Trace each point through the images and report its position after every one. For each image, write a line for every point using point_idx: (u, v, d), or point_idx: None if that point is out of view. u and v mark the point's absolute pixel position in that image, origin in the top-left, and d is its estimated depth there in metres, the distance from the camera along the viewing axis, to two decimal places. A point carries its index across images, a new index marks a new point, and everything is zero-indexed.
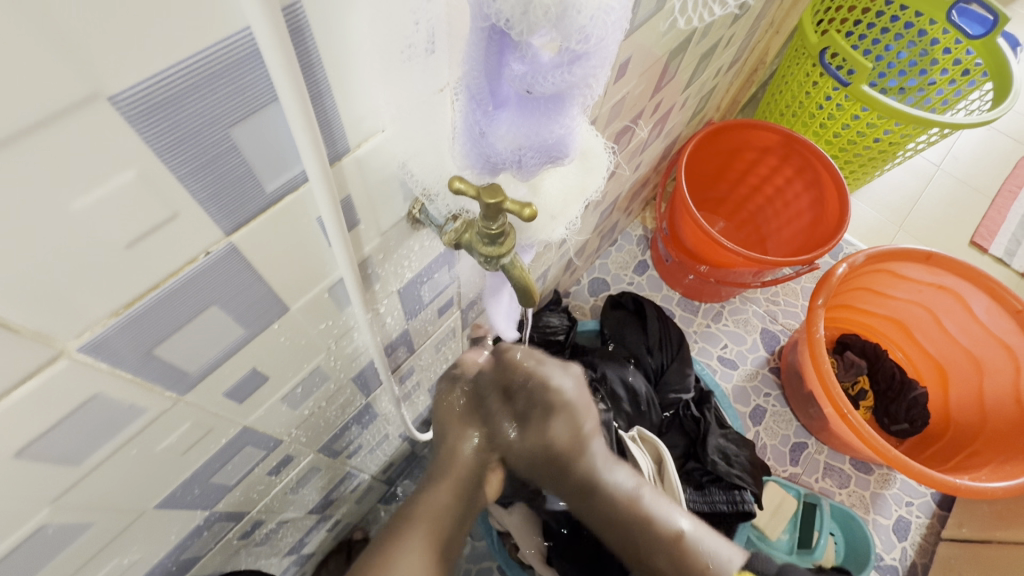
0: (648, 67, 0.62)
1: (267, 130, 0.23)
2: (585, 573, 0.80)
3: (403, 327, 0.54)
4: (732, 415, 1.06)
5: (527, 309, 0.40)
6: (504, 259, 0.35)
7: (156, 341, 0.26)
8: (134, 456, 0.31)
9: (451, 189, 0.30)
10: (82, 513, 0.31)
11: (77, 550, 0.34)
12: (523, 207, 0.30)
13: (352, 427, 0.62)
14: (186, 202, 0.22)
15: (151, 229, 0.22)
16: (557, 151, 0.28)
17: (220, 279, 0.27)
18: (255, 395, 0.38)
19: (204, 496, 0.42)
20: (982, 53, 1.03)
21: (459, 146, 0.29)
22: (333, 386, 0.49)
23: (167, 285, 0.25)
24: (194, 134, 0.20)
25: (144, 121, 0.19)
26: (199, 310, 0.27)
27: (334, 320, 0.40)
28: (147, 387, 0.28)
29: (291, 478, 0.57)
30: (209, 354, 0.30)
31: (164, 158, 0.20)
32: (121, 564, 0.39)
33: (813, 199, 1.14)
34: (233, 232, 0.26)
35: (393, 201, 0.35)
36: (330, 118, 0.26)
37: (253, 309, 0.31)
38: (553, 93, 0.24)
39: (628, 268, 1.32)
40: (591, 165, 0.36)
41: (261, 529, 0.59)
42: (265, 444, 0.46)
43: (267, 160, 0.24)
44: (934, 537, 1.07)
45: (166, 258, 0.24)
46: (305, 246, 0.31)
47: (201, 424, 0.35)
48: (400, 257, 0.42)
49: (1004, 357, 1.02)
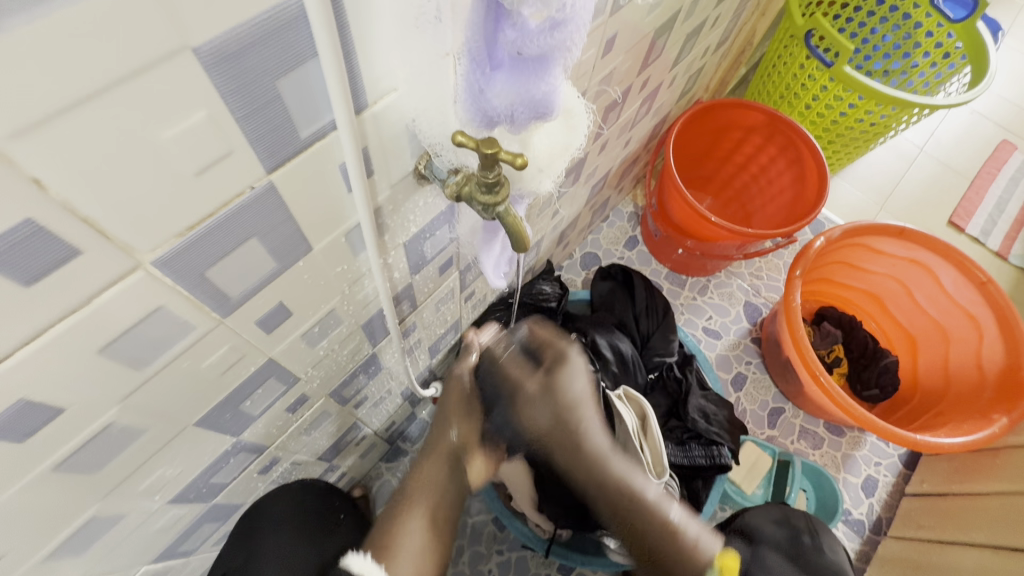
0: (635, 43, 0.67)
1: (304, 83, 0.28)
2: (573, 519, 0.88)
3: (407, 281, 0.59)
4: (714, 379, 1.12)
5: (519, 256, 0.45)
6: (499, 208, 0.40)
7: (208, 264, 0.31)
8: (182, 371, 0.37)
9: (453, 141, 0.35)
10: (139, 419, 0.37)
11: (132, 457, 0.39)
12: (515, 157, 0.35)
13: (359, 376, 0.67)
14: (239, 142, 0.27)
15: (211, 163, 0.27)
16: (543, 108, 0.33)
17: (261, 213, 0.32)
18: (280, 328, 0.43)
19: (233, 422, 0.48)
20: (961, 36, 1.08)
21: (460, 102, 0.34)
22: (345, 331, 0.54)
23: (220, 214, 0.30)
24: (248, 82, 0.25)
25: (215, 70, 0.24)
26: (242, 240, 0.32)
27: (348, 265, 0.45)
28: (199, 306, 0.33)
29: (305, 419, 0.62)
30: (247, 282, 0.36)
31: (225, 100, 0.25)
32: (164, 477, 0.45)
33: (795, 175, 1.19)
34: (273, 171, 0.31)
35: (402, 155, 0.40)
36: (354, 75, 0.31)
37: (284, 245, 0.36)
38: (539, 54, 0.29)
39: (619, 243, 1.37)
40: (574, 123, 0.41)
41: (277, 467, 0.66)
42: (285, 380, 0.51)
43: (303, 109, 0.29)
44: (899, 493, 1.15)
45: (221, 190, 0.29)
46: (330, 190, 0.36)
47: (236, 348, 0.40)
48: (407, 211, 0.48)
49: (969, 325, 1.09)
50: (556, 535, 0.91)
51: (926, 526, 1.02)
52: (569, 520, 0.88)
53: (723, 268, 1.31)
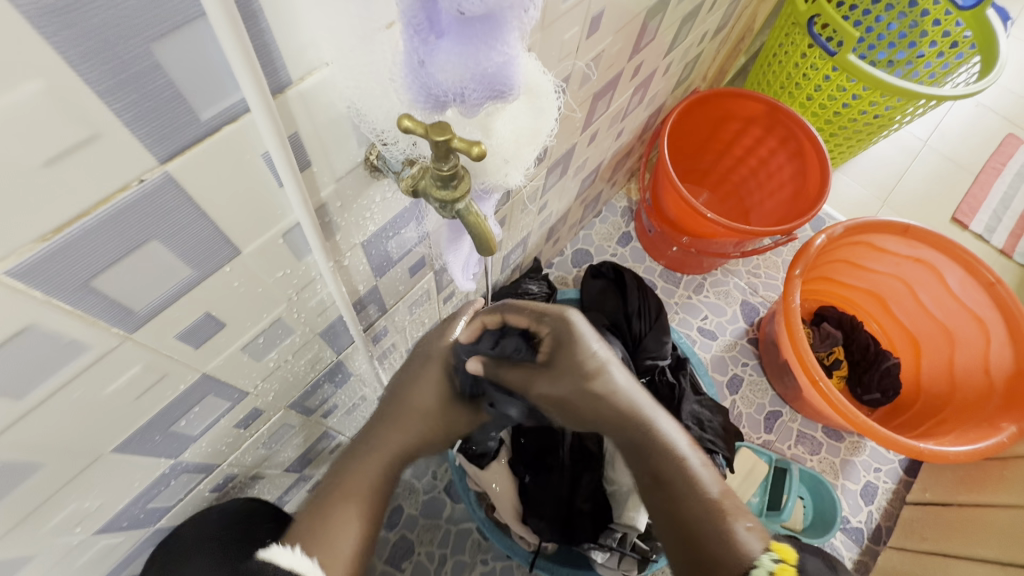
0: (624, 24, 0.61)
1: (192, 50, 0.22)
2: (558, 531, 0.83)
3: (371, 284, 0.54)
4: (708, 383, 1.07)
5: (486, 259, 0.39)
6: (459, 204, 0.35)
7: (93, 273, 0.26)
8: (85, 394, 0.32)
9: (400, 127, 0.30)
10: (30, 449, 0.31)
11: (32, 489, 0.34)
12: (471, 145, 0.30)
13: (324, 385, 0.62)
14: (109, 123, 0.22)
15: (72, 148, 0.21)
16: (501, 85, 0.27)
17: (159, 212, 0.27)
18: (212, 342, 0.38)
19: (166, 444, 0.42)
20: (970, 25, 1.02)
21: (402, 79, 0.28)
22: (298, 340, 0.49)
23: (98, 213, 0.24)
24: (111, 46, 0.20)
25: (52, 28, 0.18)
26: (138, 243, 0.27)
27: (293, 269, 0.40)
28: (90, 322, 0.28)
29: (261, 433, 0.57)
30: (155, 293, 0.30)
31: (78, 70, 0.20)
32: (83, 507, 0.40)
33: (796, 169, 1.14)
34: (168, 160, 0.25)
35: (347, 144, 0.35)
36: (267, 44, 0.25)
37: (200, 248, 0.31)
38: (484, 15, 0.23)
39: (611, 240, 1.32)
40: (541, 104, 0.34)
41: (234, 484, 0.61)
42: (229, 396, 0.46)
43: (198, 83, 0.23)
44: (899, 501, 1.11)
45: (93, 183, 0.23)
46: (254, 185, 0.31)
47: (154, 367, 0.35)
48: (362, 208, 0.42)
49: (975, 328, 1.05)
50: (541, 550, 0.85)
51: (929, 537, 0.98)
52: (555, 536, 0.83)
53: (719, 265, 1.26)
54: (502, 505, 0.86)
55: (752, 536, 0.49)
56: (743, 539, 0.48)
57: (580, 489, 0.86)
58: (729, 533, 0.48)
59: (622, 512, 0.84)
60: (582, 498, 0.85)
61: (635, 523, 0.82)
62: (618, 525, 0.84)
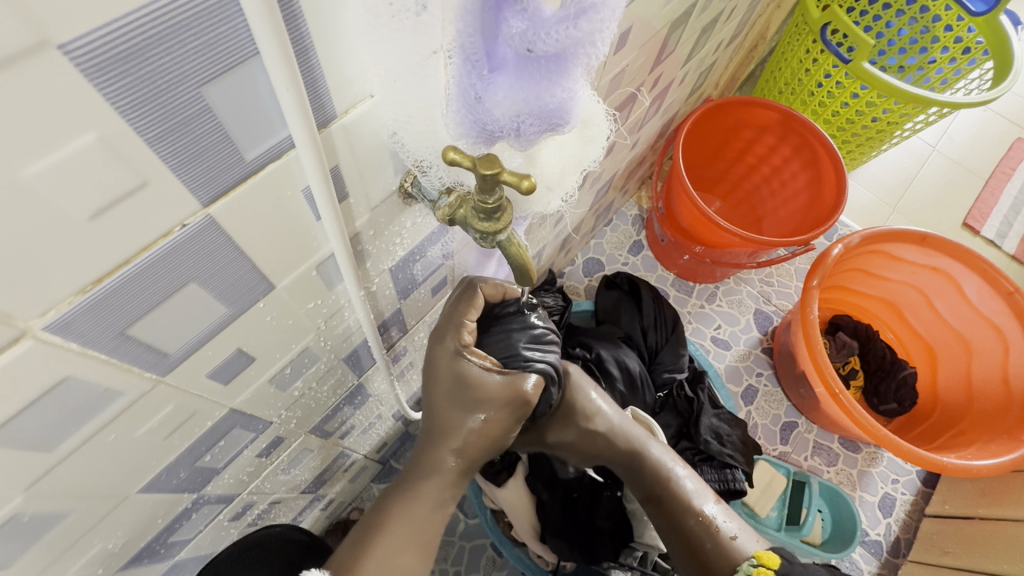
0: (648, 38, 0.60)
1: (244, 89, 0.21)
2: (580, 553, 0.80)
3: (396, 307, 0.53)
4: (726, 396, 1.04)
5: (524, 287, 0.38)
6: (501, 235, 0.34)
7: (130, 321, 0.25)
8: (113, 440, 0.30)
9: (444, 159, 0.28)
10: (59, 500, 0.30)
11: (58, 538, 0.33)
12: (521, 179, 0.28)
13: (344, 408, 0.61)
14: (156, 169, 0.21)
15: (118, 199, 0.20)
16: (557, 119, 0.26)
17: (199, 254, 0.25)
18: (240, 377, 0.37)
19: (190, 480, 0.41)
20: (983, 31, 1.00)
21: (452, 111, 0.27)
22: (323, 367, 0.47)
23: (139, 261, 0.23)
24: (161, 93, 0.19)
25: (102, 77, 0.17)
26: (177, 287, 0.26)
27: (323, 299, 0.39)
28: (124, 369, 0.27)
29: (281, 459, 0.56)
30: (188, 335, 0.29)
31: (126, 116, 0.18)
32: (106, 548, 0.39)
33: (810, 178, 1.12)
34: (211, 203, 0.24)
35: (384, 173, 0.33)
36: (316, 80, 0.24)
37: (235, 287, 0.29)
38: (556, 52, 0.23)
39: (623, 248, 1.30)
40: (591, 135, 0.33)
41: (252, 511, 0.59)
42: (254, 427, 0.44)
43: (247, 123, 0.22)
44: (918, 513, 1.09)
45: (135, 231, 0.22)
46: (293, 219, 0.29)
47: (184, 406, 0.33)
48: (392, 234, 0.41)
49: (994, 338, 1.03)
50: (560, 568, 0.83)
51: (950, 552, 0.97)
52: (575, 556, 0.81)
53: (732, 274, 1.24)
54: (519, 524, 0.84)
55: (741, 543, 0.59)
56: (731, 548, 0.59)
57: (600, 508, 0.84)
58: (717, 538, 0.60)
59: (642, 531, 0.83)
60: (602, 517, 0.83)
61: (657, 543, 0.81)
62: (637, 543, 0.83)
